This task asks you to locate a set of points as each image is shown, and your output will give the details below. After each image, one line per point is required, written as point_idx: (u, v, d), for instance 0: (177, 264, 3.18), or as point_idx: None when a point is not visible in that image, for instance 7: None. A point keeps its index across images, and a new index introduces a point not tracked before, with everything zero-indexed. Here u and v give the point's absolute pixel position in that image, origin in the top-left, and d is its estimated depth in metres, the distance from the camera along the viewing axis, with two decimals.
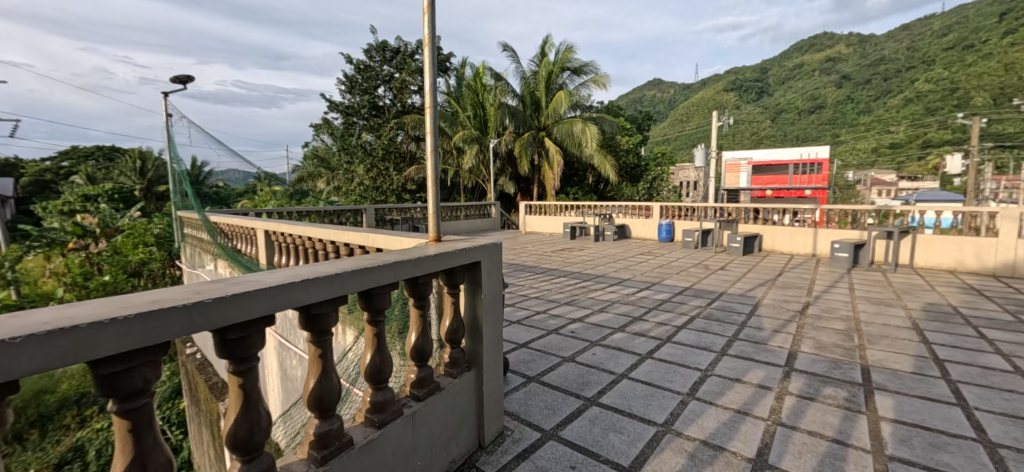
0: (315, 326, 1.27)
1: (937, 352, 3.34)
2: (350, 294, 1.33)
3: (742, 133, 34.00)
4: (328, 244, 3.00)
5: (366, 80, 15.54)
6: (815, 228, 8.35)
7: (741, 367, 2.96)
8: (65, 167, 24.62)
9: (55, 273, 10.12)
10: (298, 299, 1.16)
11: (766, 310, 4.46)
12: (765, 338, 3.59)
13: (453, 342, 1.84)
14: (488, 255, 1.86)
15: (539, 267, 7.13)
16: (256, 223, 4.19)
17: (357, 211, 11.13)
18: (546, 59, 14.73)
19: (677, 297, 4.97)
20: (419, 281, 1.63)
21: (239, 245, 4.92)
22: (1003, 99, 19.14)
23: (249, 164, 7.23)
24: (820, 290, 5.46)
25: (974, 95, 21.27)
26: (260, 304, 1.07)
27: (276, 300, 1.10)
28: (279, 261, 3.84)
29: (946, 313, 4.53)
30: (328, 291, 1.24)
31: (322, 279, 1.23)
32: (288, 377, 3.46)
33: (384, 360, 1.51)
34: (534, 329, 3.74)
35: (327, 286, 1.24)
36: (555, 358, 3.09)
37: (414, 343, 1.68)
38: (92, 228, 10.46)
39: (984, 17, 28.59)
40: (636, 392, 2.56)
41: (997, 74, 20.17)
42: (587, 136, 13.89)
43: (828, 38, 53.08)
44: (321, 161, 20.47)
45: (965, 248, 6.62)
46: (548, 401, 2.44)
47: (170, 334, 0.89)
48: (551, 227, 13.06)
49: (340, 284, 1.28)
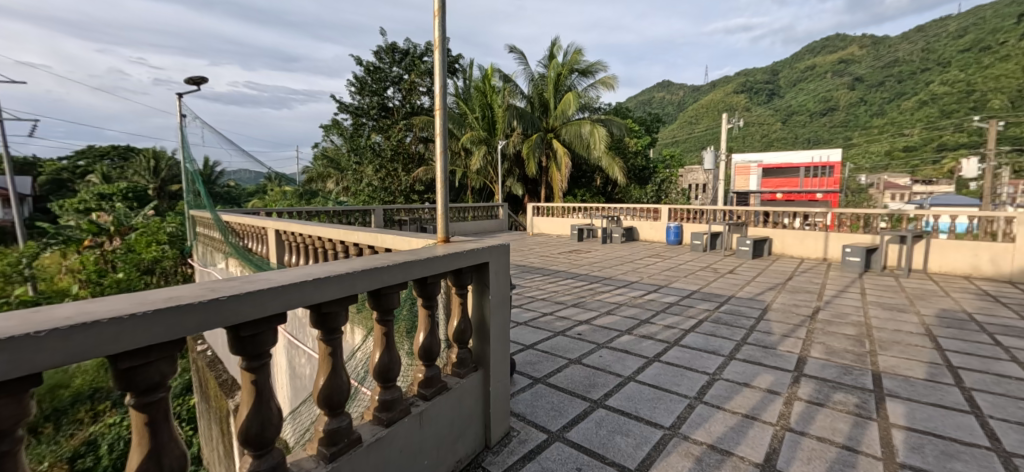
0: (326, 326, 1.29)
1: (950, 359, 3.29)
2: (360, 292, 1.35)
3: (752, 135, 33.71)
4: (337, 244, 3.04)
5: (376, 82, 15.73)
6: (826, 231, 8.25)
7: (750, 371, 2.94)
8: (81, 167, 25.11)
9: (70, 270, 10.39)
10: (313, 297, 1.19)
11: (774, 315, 4.42)
12: (773, 342, 3.56)
13: (461, 343, 1.85)
14: (496, 256, 1.87)
15: (546, 269, 7.15)
16: (266, 221, 4.24)
17: (365, 211, 11.21)
18: (555, 61, 14.80)
19: (685, 300, 4.94)
20: (428, 280, 1.64)
21: (251, 244, 4.98)
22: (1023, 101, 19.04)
23: (259, 164, 7.34)
24: (831, 295, 5.39)
25: (990, 97, 20.96)
26: (279, 301, 1.11)
27: (288, 298, 1.13)
28: (289, 260, 3.89)
29: (960, 319, 4.45)
30: (342, 289, 1.27)
31: (338, 278, 1.26)
32: (297, 375, 3.51)
33: (393, 359, 1.52)
34: (540, 331, 3.74)
35: (341, 284, 1.27)
36: (562, 359, 3.10)
37: (422, 343, 1.69)
38: (107, 226, 10.63)
39: (1002, 18, 28.12)
40: (644, 395, 2.56)
41: (1015, 77, 20.22)
42: (595, 137, 13.82)
43: (840, 40, 52.68)
44: (330, 161, 20.69)
45: (981, 254, 6.51)
46: (554, 402, 2.44)
47: (198, 329, 0.94)
48: (559, 228, 13.07)
49: (352, 281, 1.30)
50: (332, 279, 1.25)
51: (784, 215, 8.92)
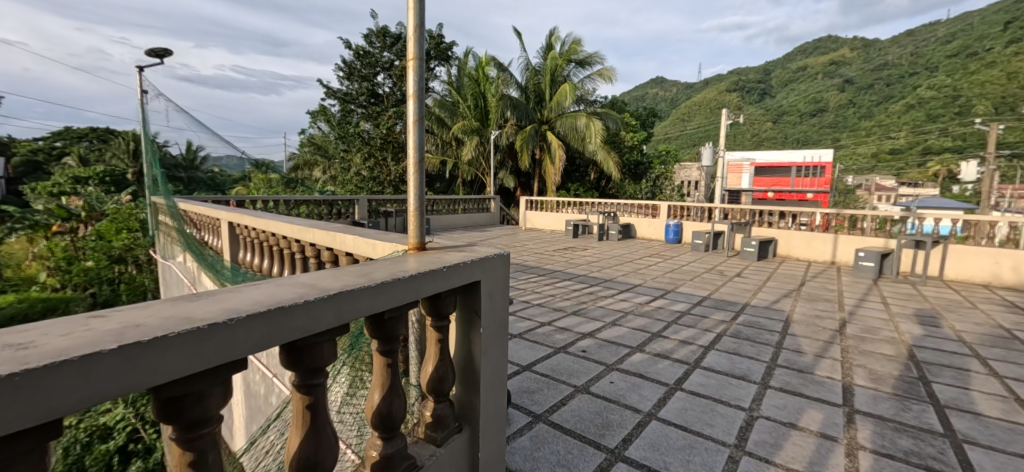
0: (172, 421, 0.69)
1: (1016, 390, 2.84)
2: (275, 348, 0.77)
3: (744, 134, 33.61)
4: (294, 243, 2.48)
5: (365, 66, 15.03)
6: (835, 233, 7.84)
7: (792, 406, 2.44)
8: (58, 149, 24.08)
9: (39, 256, 9.84)
10: (160, 374, 0.60)
11: (800, 328, 3.93)
12: (808, 365, 3.08)
13: (438, 395, 1.30)
14: (490, 272, 1.33)
15: (541, 268, 6.61)
16: (220, 212, 3.63)
17: (350, 200, 10.60)
18: (553, 51, 14.17)
19: (696, 309, 4.43)
20: (387, 317, 1.05)
21: (204, 237, 4.35)
22: (1006, 108, 19.18)
23: (232, 148, 6.76)
24: (852, 305, 4.93)
25: (976, 102, 21.09)
26: (87, 393, 0.53)
27: (46, 401, 0.50)
28: (244, 258, 3.32)
29: (1001, 336, 4.02)
30: (252, 344, 0.71)
31: (237, 313, 0.70)
32: (252, 394, 2.97)
33: (322, 446, 0.93)
34: (539, 347, 3.21)
35: (251, 335, 0.71)
36: (565, 386, 2.56)
37: (376, 406, 1.11)
38: (77, 211, 10.01)
39: (990, 24, 28.27)
40: (671, 442, 2.04)
41: (999, 83, 20.24)
42: (591, 131, 13.27)
43: (831, 41, 53.09)
44: (318, 148, 20.02)
45: (1002, 261, 6.15)
46: (561, 454, 1.91)
47: None
48: (552, 224, 12.48)
49: (267, 325, 0.73)
50: (214, 315, 0.68)
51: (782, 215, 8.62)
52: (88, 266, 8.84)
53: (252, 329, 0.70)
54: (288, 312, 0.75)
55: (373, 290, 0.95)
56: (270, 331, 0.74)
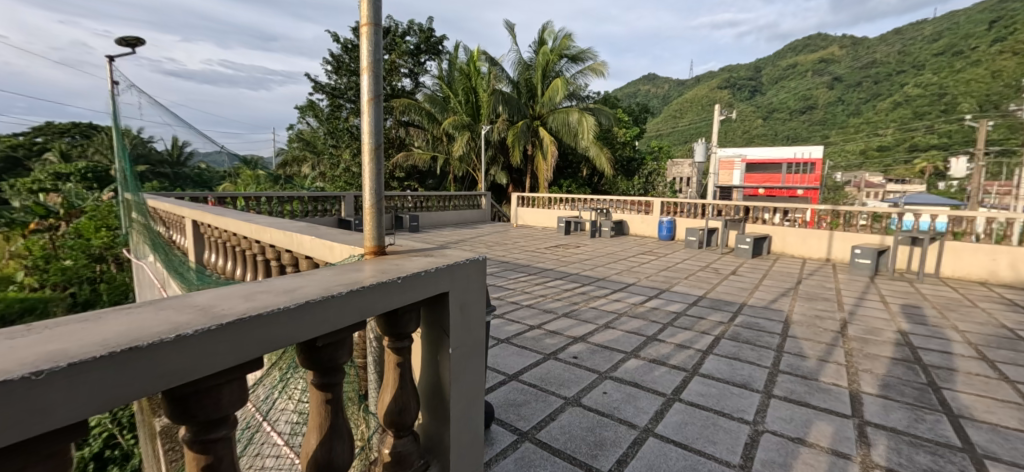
0: None
1: None
2: (138, 401, 0.56)
3: (735, 131, 33.71)
4: (254, 245, 2.23)
5: (353, 60, 14.70)
6: (831, 230, 7.71)
7: (799, 418, 2.26)
8: (39, 143, 23.41)
9: (15, 255, 9.37)
10: None
11: (801, 330, 3.76)
12: (812, 370, 2.91)
13: (399, 429, 1.09)
14: (463, 280, 1.11)
15: (532, 266, 6.40)
16: (184, 209, 3.38)
17: (336, 197, 10.23)
18: (544, 45, 13.95)
19: (693, 309, 4.25)
20: (324, 346, 0.83)
21: (173, 236, 4.06)
22: (990, 106, 19.35)
23: (213, 144, 6.50)
24: (852, 304, 4.78)
25: (962, 101, 21.27)
26: None
27: None
28: (209, 259, 3.07)
29: (1007, 337, 3.87)
30: (90, 408, 0.50)
31: (63, 358, 0.49)
32: None
33: None
34: (527, 353, 3.00)
35: (91, 389, 0.50)
36: (555, 398, 2.35)
37: (316, 453, 0.89)
38: (56, 208, 9.60)
39: (975, 23, 28.53)
40: (671, 463, 1.84)
41: (985, 81, 20.40)
42: (583, 126, 13.06)
43: (821, 39, 53.25)
44: (306, 144, 19.65)
45: (999, 258, 6.05)
46: None
47: None
48: (544, 220, 12.33)
49: (112, 374, 0.51)
50: (17, 365, 0.47)
51: (771, 211, 8.55)
52: (66, 264, 8.48)
53: (91, 380, 0.49)
54: (158, 350, 0.54)
55: (298, 312, 0.73)
56: (122, 382, 0.52)
